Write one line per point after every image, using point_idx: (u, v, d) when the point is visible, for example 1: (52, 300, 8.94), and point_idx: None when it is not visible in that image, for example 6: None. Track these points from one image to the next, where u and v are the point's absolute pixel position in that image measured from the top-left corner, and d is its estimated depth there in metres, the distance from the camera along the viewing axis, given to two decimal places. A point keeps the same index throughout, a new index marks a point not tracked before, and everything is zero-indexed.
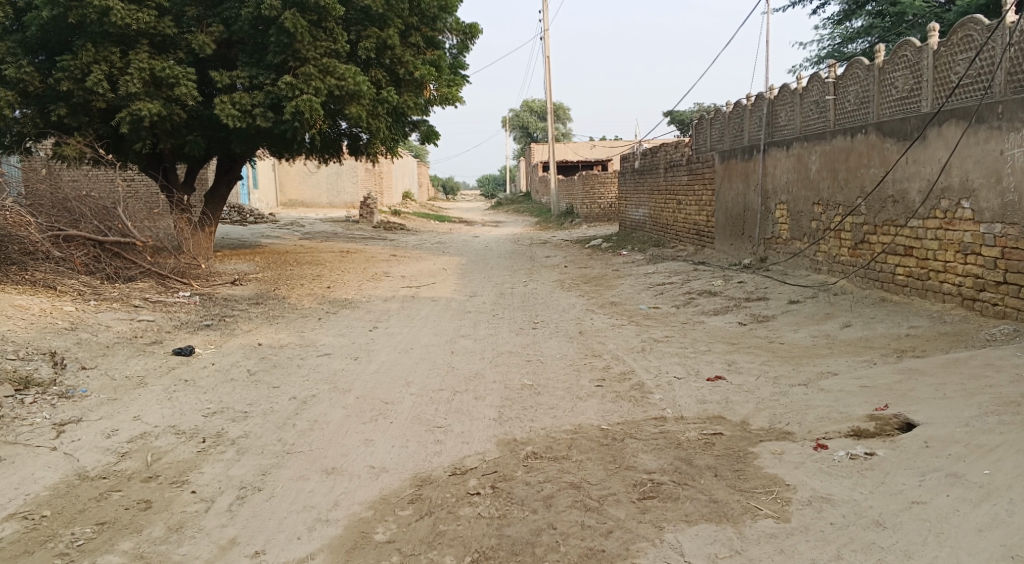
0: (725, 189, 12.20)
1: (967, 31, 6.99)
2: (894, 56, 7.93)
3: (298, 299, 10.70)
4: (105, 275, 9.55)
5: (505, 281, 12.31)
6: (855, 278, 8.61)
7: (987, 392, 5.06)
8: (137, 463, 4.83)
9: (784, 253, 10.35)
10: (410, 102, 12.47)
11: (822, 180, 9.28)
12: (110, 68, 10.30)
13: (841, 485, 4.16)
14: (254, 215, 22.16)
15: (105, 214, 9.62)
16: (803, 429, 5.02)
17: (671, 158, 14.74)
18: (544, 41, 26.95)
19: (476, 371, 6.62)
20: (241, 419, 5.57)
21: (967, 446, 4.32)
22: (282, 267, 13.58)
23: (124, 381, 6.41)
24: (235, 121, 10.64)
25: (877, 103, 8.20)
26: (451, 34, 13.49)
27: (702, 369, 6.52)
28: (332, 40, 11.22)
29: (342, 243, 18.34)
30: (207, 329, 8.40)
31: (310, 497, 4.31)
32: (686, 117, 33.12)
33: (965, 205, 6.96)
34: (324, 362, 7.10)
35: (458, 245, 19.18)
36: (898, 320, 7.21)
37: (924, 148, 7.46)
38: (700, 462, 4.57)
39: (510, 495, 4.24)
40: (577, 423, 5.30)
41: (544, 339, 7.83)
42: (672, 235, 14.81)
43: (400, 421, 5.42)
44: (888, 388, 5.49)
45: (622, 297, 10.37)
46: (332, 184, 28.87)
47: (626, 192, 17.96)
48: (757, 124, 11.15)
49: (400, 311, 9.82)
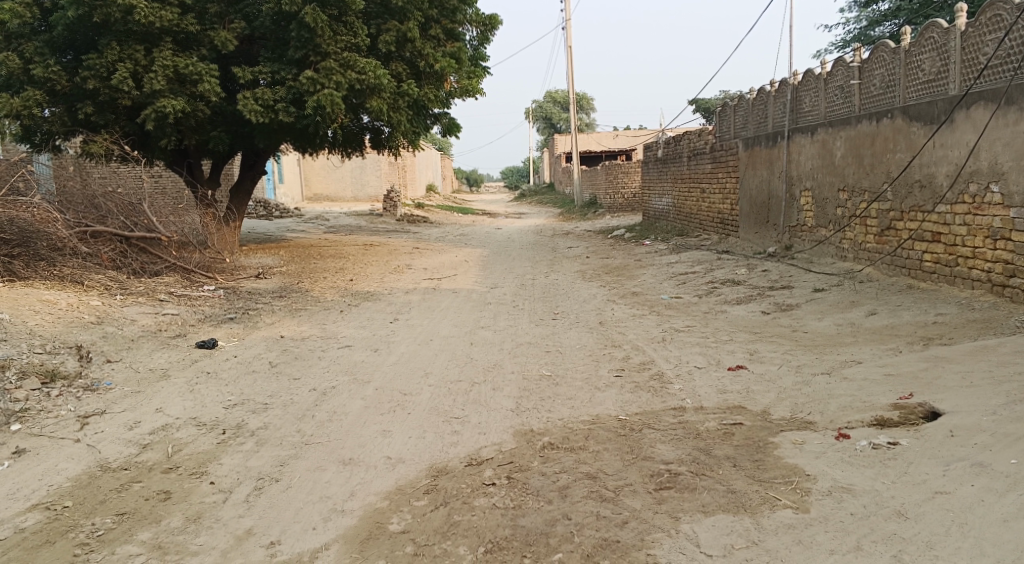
0: (749, 177, 12.04)
1: (996, 11, 6.81)
2: (921, 37, 7.76)
3: (321, 291, 10.76)
4: (132, 271, 9.66)
5: (527, 272, 12.28)
6: (881, 265, 8.46)
7: (1016, 379, 4.94)
8: (158, 454, 4.88)
9: (809, 240, 10.20)
10: (431, 94, 12.47)
11: (847, 165, 9.12)
12: (134, 66, 10.42)
13: (862, 475, 4.08)
14: (279, 210, 22.33)
15: (131, 210, 9.78)
16: (825, 419, 4.93)
17: (695, 146, 14.58)
18: (566, 31, 26.83)
19: (495, 363, 6.61)
20: (261, 411, 5.61)
21: (994, 435, 4.22)
22: (306, 261, 13.66)
23: (147, 373, 6.48)
24: (258, 115, 10.70)
25: (903, 86, 8.03)
26: (472, 25, 13.45)
27: (723, 358, 6.44)
28: (353, 34, 11.24)
29: (366, 236, 18.42)
30: (231, 322, 8.47)
31: (327, 488, 4.33)
32: (711, 105, 32.79)
33: (994, 189, 6.79)
34: (344, 354, 7.13)
35: (481, 237, 19.18)
36: (925, 307, 7.07)
37: (952, 132, 7.29)
38: (719, 452, 4.51)
39: (526, 485, 4.22)
40: (595, 414, 5.26)
41: (564, 329, 7.80)
42: (695, 224, 14.67)
43: (418, 412, 5.43)
44: (913, 377, 5.38)
45: (644, 287, 10.30)
46: (356, 177, 29.02)
47: (649, 181, 17.82)
48: (781, 110, 10.99)
49: (421, 303, 9.85)
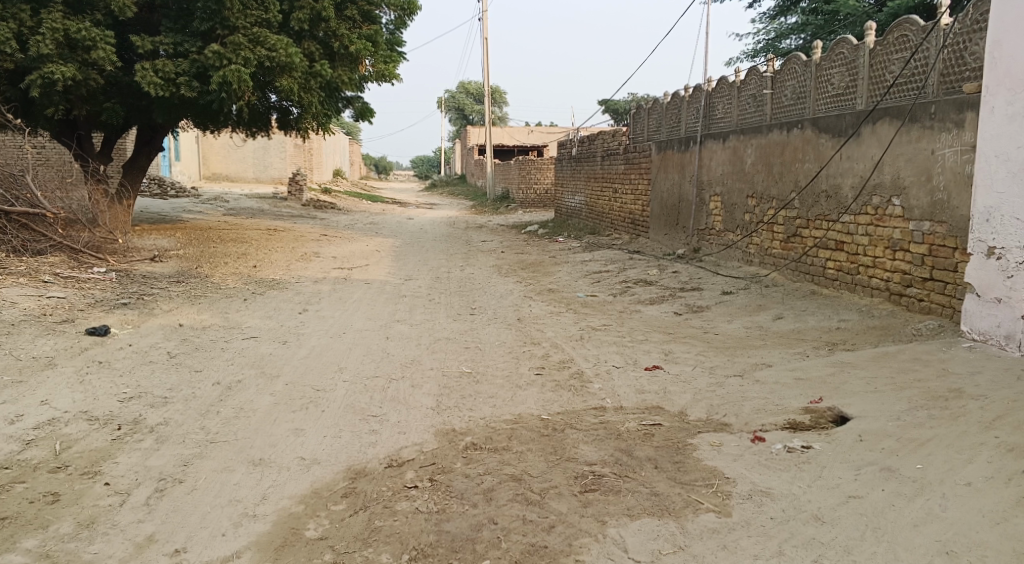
0: (661, 179, 12.25)
1: (903, 32, 7.11)
2: (832, 53, 8.04)
3: (223, 278, 10.25)
4: (11, 248, 8.96)
5: (440, 265, 12.12)
6: (786, 270, 8.75)
7: (916, 386, 5.16)
8: (45, 452, 4.48)
9: (716, 244, 10.47)
10: (344, 77, 12.09)
11: (756, 173, 9.39)
12: (19, 27, 9.63)
13: (780, 478, 4.16)
14: (176, 189, 21.28)
15: (13, 182, 9.09)
16: (740, 421, 5.02)
17: (609, 147, 14.75)
18: (483, 23, 26.69)
19: (412, 358, 6.43)
20: (161, 405, 5.25)
21: (900, 440, 4.39)
22: (206, 244, 13.02)
23: (30, 362, 5.97)
24: (158, 89, 10.07)
25: (813, 98, 8.31)
26: (389, 9, 13.09)
27: (640, 359, 6.48)
28: (264, 8, 10.74)
29: (271, 221, 17.74)
30: (125, 308, 7.93)
31: (236, 490, 4.08)
32: (621, 106, 33.39)
33: (896, 202, 7.10)
34: (250, 346, 6.78)
35: (392, 227, 18.84)
36: (828, 313, 7.35)
37: (858, 145, 7.59)
38: (640, 453, 4.52)
39: (449, 488, 4.10)
40: (517, 413, 5.18)
41: (482, 325, 7.70)
42: (607, 223, 14.85)
43: (333, 409, 5.20)
44: (822, 381, 5.55)
45: (559, 284, 10.31)
46: (259, 159, 28.01)
47: (562, 179, 17.92)
48: (693, 116, 11.22)
49: (332, 293, 9.53)
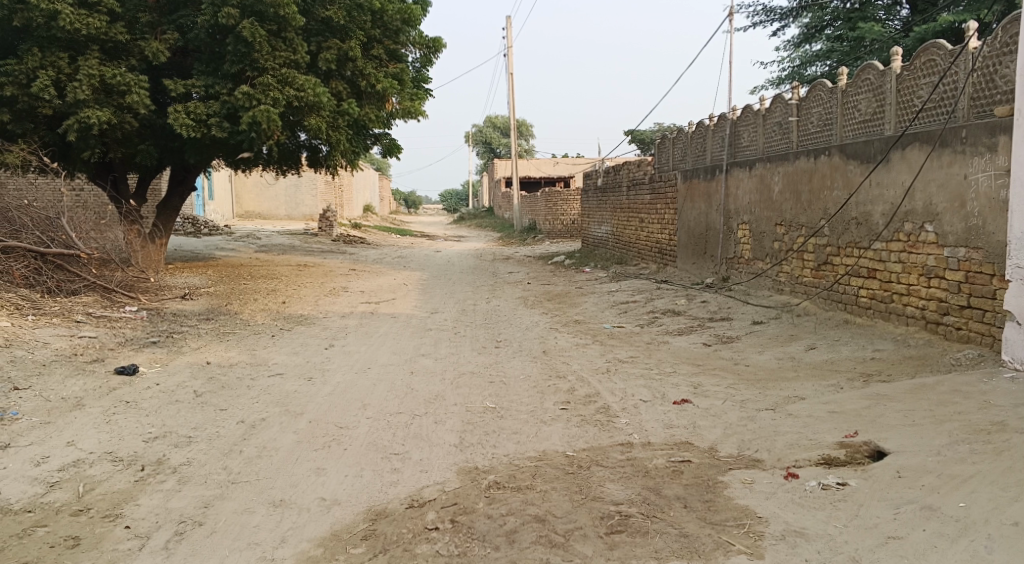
0: (688, 209, 12.15)
1: (930, 56, 6.99)
2: (858, 79, 7.93)
3: (251, 314, 10.31)
4: (46, 289, 9.05)
5: (467, 298, 12.09)
6: (817, 299, 8.56)
7: (957, 419, 4.97)
8: (68, 494, 4.47)
9: (746, 273, 10.30)
10: (372, 115, 12.20)
11: (784, 201, 9.26)
12: (57, 74, 9.90)
13: (815, 518, 4.01)
14: (209, 227, 21.64)
15: (48, 225, 9.20)
16: (772, 456, 4.86)
17: (635, 176, 14.69)
18: (508, 58, 26.95)
19: (436, 394, 6.36)
20: (185, 444, 5.24)
21: (940, 477, 4.21)
22: (236, 281, 13.14)
23: (59, 403, 6.00)
24: (189, 130, 10.27)
25: (840, 125, 8.19)
26: (416, 48, 13.17)
27: (668, 392, 6.34)
28: (292, 50, 10.91)
29: (300, 256, 17.91)
30: (154, 346, 8.00)
31: (255, 533, 4.03)
32: (648, 136, 33.42)
33: (928, 228, 6.93)
34: (276, 383, 6.77)
35: (420, 260, 18.93)
36: (862, 343, 7.16)
37: (888, 171, 7.44)
38: (669, 492, 4.38)
39: (471, 530, 4.00)
40: (541, 449, 5.08)
41: (507, 358, 7.63)
42: (634, 253, 14.74)
43: (355, 447, 5.15)
44: (857, 415, 5.37)
45: (585, 315, 10.22)
46: (290, 196, 28.39)
47: (589, 209, 17.88)
48: (719, 144, 11.13)
49: (358, 328, 9.54)
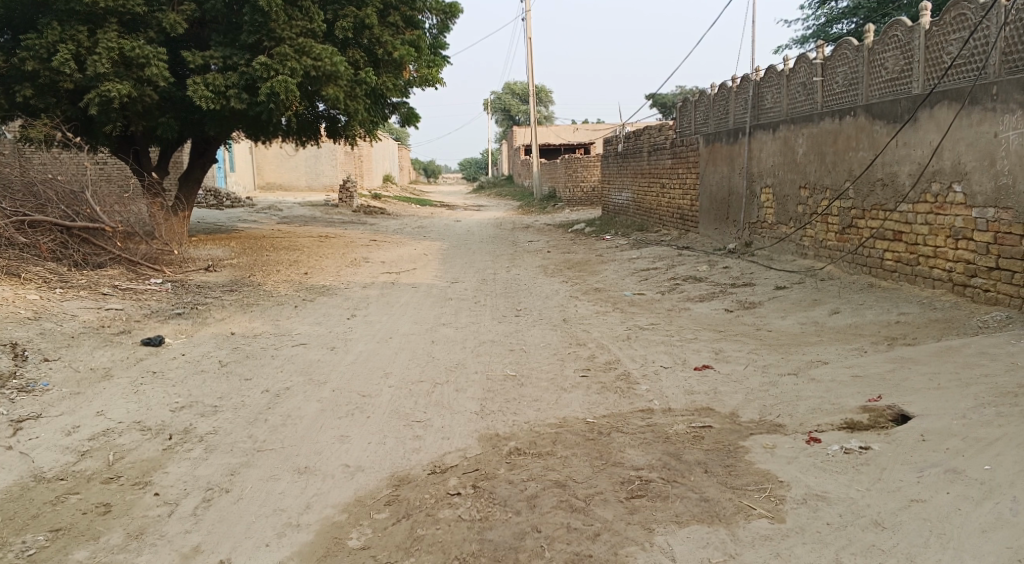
0: (710, 173, 12.00)
1: (960, 10, 6.79)
2: (885, 36, 7.73)
3: (274, 285, 10.40)
4: (73, 262, 9.22)
5: (487, 267, 12.09)
6: (842, 263, 8.46)
7: (983, 382, 4.91)
8: (99, 462, 4.57)
9: (769, 237, 10.19)
10: (389, 83, 12.14)
11: (809, 163, 9.11)
12: (77, 48, 9.92)
13: (836, 481, 4.00)
14: (232, 199, 21.77)
15: (73, 199, 9.29)
16: (794, 421, 4.84)
17: (655, 141, 14.52)
18: (527, 23, 26.60)
19: (457, 362, 6.40)
20: (211, 414, 5.32)
21: (965, 440, 4.17)
22: (259, 253, 13.24)
23: (88, 373, 6.11)
24: (209, 102, 10.28)
25: (866, 84, 8.01)
26: (431, 13, 13.12)
27: (689, 358, 6.32)
28: (308, 19, 10.84)
29: (321, 228, 17.99)
30: (179, 318, 8.10)
31: (281, 499, 4.10)
32: (668, 101, 33.03)
33: (956, 188, 6.79)
34: (299, 352, 6.84)
35: (440, 230, 18.94)
36: (887, 306, 7.07)
37: (915, 131, 7.28)
38: (690, 457, 4.38)
39: (492, 495, 4.04)
40: (562, 416, 5.10)
41: (527, 327, 7.64)
42: (655, 219, 14.63)
43: (378, 415, 5.20)
44: (880, 378, 5.32)
45: (606, 282, 10.18)
46: (310, 167, 28.43)
47: (609, 176, 17.73)
48: (742, 106, 10.95)
49: (380, 298, 9.59)
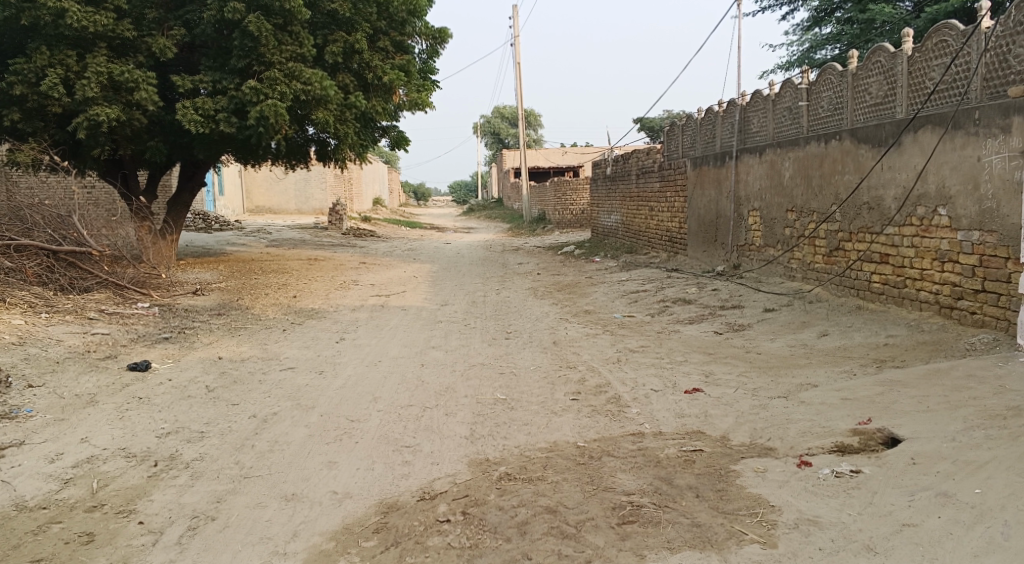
0: (698, 196, 12.07)
1: (942, 37, 6.90)
2: (868, 61, 7.83)
3: (262, 309, 10.34)
4: (59, 287, 9.09)
5: (477, 290, 12.08)
6: (829, 285, 8.50)
7: (972, 404, 4.92)
8: (82, 490, 4.49)
9: (757, 260, 10.24)
10: (378, 107, 12.17)
11: (795, 186, 9.18)
12: (66, 72, 9.92)
13: (828, 505, 3.99)
14: (220, 222, 21.73)
15: (60, 223, 9.26)
16: (785, 445, 4.83)
17: (643, 165, 14.61)
18: (515, 48, 26.83)
19: (446, 386, 6.36)
20: (197, 440, 5.26)
21: (956, 463, 4.17)
22: (247, 276, 13.18)
23: (73, 399, 6.04)
24: (198, 126, 10.28)
25: (851, 109, 8.10)
26: (421, 38, 13.18)
27: (679, 381, 6.31)
28: (298, 44, 10.89)
29: (311, 251, 17.95)
30: (166, 342, 8.04)
31: (268, 528, 4.04)
32: (656, 124, 33.27)
33: (941, 212, 6.86)
34: (287, 377, 6.79)
35: (430, 253, 18.93)
36: (875, 329, 7.10)
37: (900, 155, 7.36)
38: (681, 481, 4.36)
39: (483, 521, 4.00)
40: (552, 441, 5.07)
41: (517, 350, 7.62)
42: (644, 242, 14.68)
43: (367, 440, 5.15)
44: (870, 401, 5.33)
45: (595, 305, 10.19)
46: (300, 190, 28.43)
47: (598, 199, 17.79)
48: (728, 131, 11.04)
49: (369, 321, 9.56)
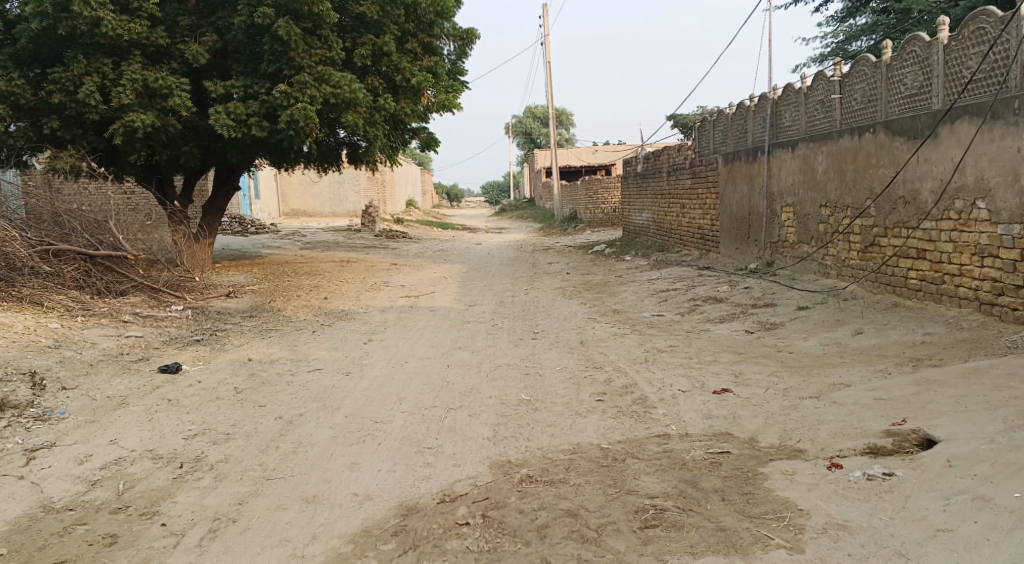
0: (730, 192, 11.88)
1: (979, 24, 6.67)
2: (903, 51, 7.62)
3: (293, 311, 10.42)
4: (96, 290, 9.24)
5: (506, 289, 12.04)
6: (865, 282, 8.28)
7: (1012, 404, 4.73)
8: (108, 492, 4.54)
9: (791, 256, 10.02)
10: (408, 109, 12.14)
11: (829, 181, 8.97)
12: (102, 79, 10.07)
13: (858, 509, 3.87)
14: (256, 226, 22.00)
15: (97, 228, 9.39)
16: (815, 447, 4.70)
17: (674, 162, 14.44)
18: (545, 47, 26.75)
19: (471, 387, 6.32)
20: (223, 441, 5.29)
21: (994, 466, 4.01)
22: (280, 278, 13.30)
23: (104, 401, 6.13)
24: (230, 130, 10.37)
25: (885, 100, 7.89)
26: (449, 39, 13.14)
27: (708, 381, 6.19)
28: (327, 47, 10.97)
29: (343, 252, 18.07)
30: (197, 344, 8.13)
31: (287, 530, 4.04)
32: (689, 121, 32.92)
33: (980, 205, 6.64)
34: (314, 378, 6.80)
35: (461, 253, 18.95)
36: (912, 326, 6.90)
37: (936, 147, 7.14)
38: (706, 485, 4.26)
39: (502, 524, 3.95)
40: (576, 442, 5.00)
41: (544, 349, 7.56)
42: (676, 239, 14.51)
43: (389, 442, 5.13)
44: (905, 401, 5.16)
45: (625, 304, 10.08)
46: (334, 193, 28.69)
47: (629, 197, 17.64)
48: (760, 125, 10.85)
49: (397, 322, 9.57)
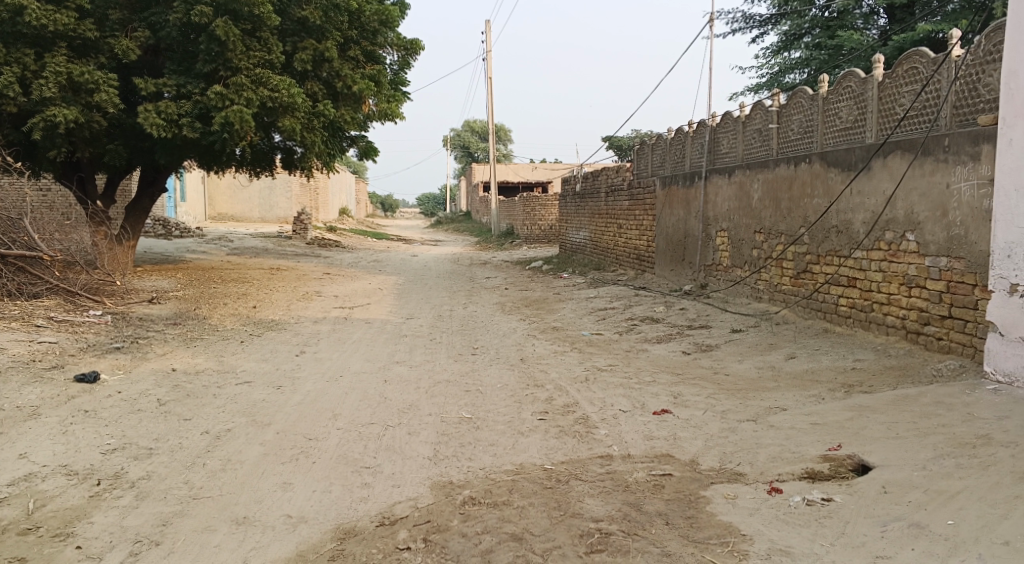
0: (667, 215, 12.05)
1: (912, 64, 6.93)
2: (839, 86, 7.87)
3: (220, 319, 10.04)
4: (6, 292, 8.72)
5: (443, 303, 11.89)
6: (796, 307, 8.48)
7: (941, 432, 4.87)
8: (16, 511, 4.22)
9: (724, 280, 10.21)
10: (347, 116, 11.96)
11: (764, 209, 9.18)
12: (23, 71, 9.57)
13: (800, 535, 3.89)
14: (181, 229, 21.25)
15: (9, 225, 8.87)
16: (755, 470, 4.73)
17: (613, 182, 14.58)
18: (487, 63, 26.78)
19: (409, 403, 6.16)
20: (145, 457, 5.00)
21: (927, 492, 4.10)
22: (206, 284, 12.82)
23: (14, 412, 5.73)
24: (160, 130, 9.97)
25: (821, 132, 8.12)
26: (393, 49, 12.94)
27: (648, 402, 6.19)
28: (266, 50, 10.68)
29: (273, 260, 17.60)
30: (117, 352, 7.72)
31: (215, 554, 3.82)
32: (625, 143, 33.50)
33: (909, 237, 6.87)
34: (243, 392, 6.52)
35: (396, 264, 18.71)
36: (842, 352, 7.09)
37: (869, 179, 7.38)
38: (650, 508, 4.23)
39: (444, 549, 3.83)
40: (518, 463, 4.91)
41: (483, 366, 7.46)
42: (612, 259, 14.63)
43: (324, 460, 4.94)
44: (840, 427, 5.26)
45: (563, 322, 10.06)
46: (265, 199, 27.98)
47: (567, 215, 17.74)
48: (698, 151, 11.05)
49: (331, 333, 9.32)
